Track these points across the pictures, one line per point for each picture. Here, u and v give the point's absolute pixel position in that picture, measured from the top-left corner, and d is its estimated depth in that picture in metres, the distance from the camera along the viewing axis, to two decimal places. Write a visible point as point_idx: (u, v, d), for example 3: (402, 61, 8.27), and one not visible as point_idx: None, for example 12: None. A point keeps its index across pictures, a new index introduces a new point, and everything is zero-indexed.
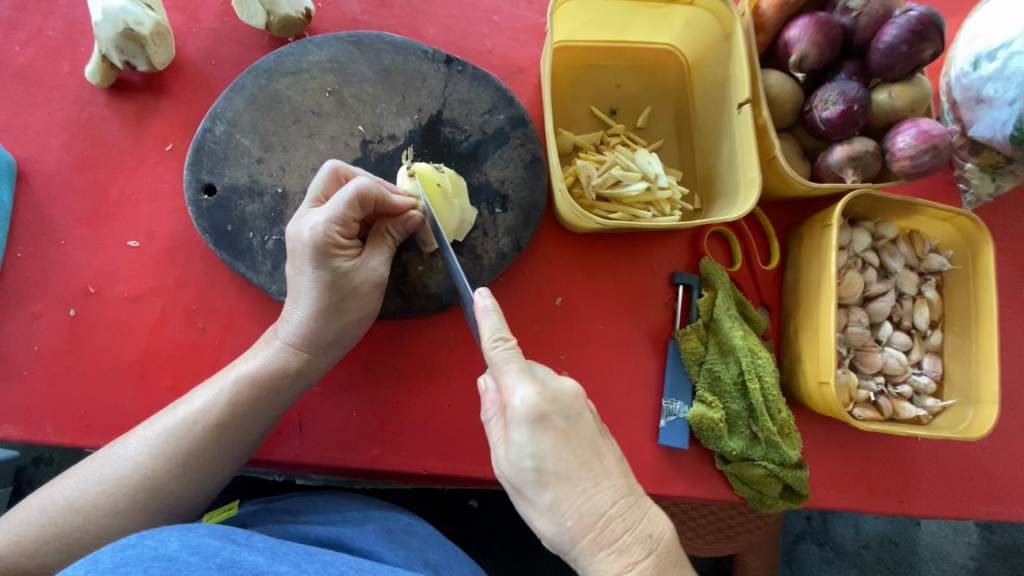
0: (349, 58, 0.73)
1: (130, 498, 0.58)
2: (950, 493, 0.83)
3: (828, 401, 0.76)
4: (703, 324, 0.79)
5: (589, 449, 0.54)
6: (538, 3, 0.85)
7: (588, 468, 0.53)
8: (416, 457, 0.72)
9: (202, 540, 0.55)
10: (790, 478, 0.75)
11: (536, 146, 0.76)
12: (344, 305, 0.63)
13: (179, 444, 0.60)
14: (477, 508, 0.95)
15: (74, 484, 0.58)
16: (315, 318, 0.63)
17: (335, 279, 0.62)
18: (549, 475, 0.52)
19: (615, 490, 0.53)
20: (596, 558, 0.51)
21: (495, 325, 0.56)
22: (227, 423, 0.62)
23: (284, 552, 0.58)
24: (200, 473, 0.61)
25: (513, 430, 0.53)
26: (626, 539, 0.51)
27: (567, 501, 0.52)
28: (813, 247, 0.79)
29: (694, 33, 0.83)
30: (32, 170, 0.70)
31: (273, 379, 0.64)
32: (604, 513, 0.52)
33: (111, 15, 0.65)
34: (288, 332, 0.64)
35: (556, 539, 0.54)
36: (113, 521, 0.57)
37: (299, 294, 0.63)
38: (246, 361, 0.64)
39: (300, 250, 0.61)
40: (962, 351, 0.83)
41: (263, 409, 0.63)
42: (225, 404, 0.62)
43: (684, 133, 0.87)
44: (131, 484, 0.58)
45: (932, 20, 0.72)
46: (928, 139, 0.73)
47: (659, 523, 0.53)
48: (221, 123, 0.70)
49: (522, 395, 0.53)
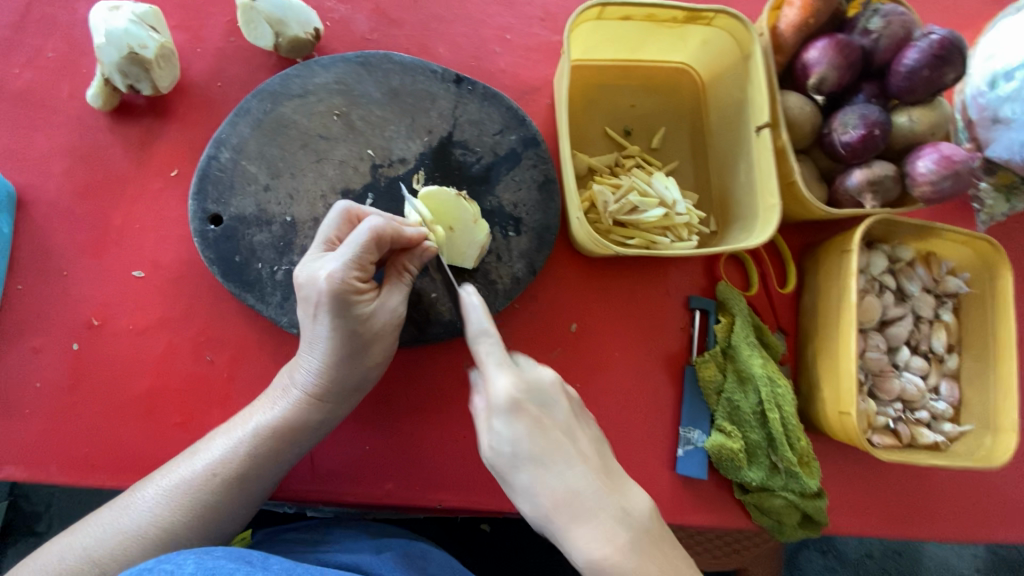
0: (357, 79, 0.71)
1: (151, 549, 0.56)
2: (966, 519, 0.83)
3: (849, 431, 0.74)
4: (721, 351, 0.77)
5: (564, 433, 0.55)
6: (551, 21, 0.83)
7: (563, 449, 0.54)
8: (431, 490, 0.70)
9: (216, 562, 0.53)
10: (810, 508, 0.74)
11: (549, 166, 0.73)
12: (365, 350, 0.62)
13: (199, 496, 0.58)
14: (488, 533, 0.93)
15: (91, 534, 0.56)
16: (332, 365, 0.61)
17: (356, 328, 0.60)
18: (524, 458, 0.53)
19: (589, 470, 0.53)
20: (574, 534, 0.51)
21: (480, 317, 0.57)
22: (246, 473, 0.60)
23: (302, 573, 0.56)
24: (221, 520, 0.60)
25: (494, 418, 0.54)
26: (600, 515, 0.52)
27: (544, 482, 0.52)
28: (833, 273, 0.78)
29: (711, 53, 0.81)
30: (32, 197, 0.68)
31: (293, 427, 0.62)
32: (578, 491, 0.52)
33: (115, 39, 0.63)
34: (305, 380, 0.62)
35: (534, 519, 0.54)
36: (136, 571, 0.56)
37: (315, 340, 0.61)
38: (263, 409, 0.63)
39: (317, 301, 0.58)
40: (979, 375, 0.82)
41: (282, 457, 0.62)
42: (245, 455, 0.60)
43: (699, 154, 0.85)
44: (153, 535, 0.56)
45: (954, 43, 0.71)
46: (950, 164, 0.71)
47: (633, 500, 0.54)
48: (226, 150, 0.68)
49: (501, 383, 0.54)
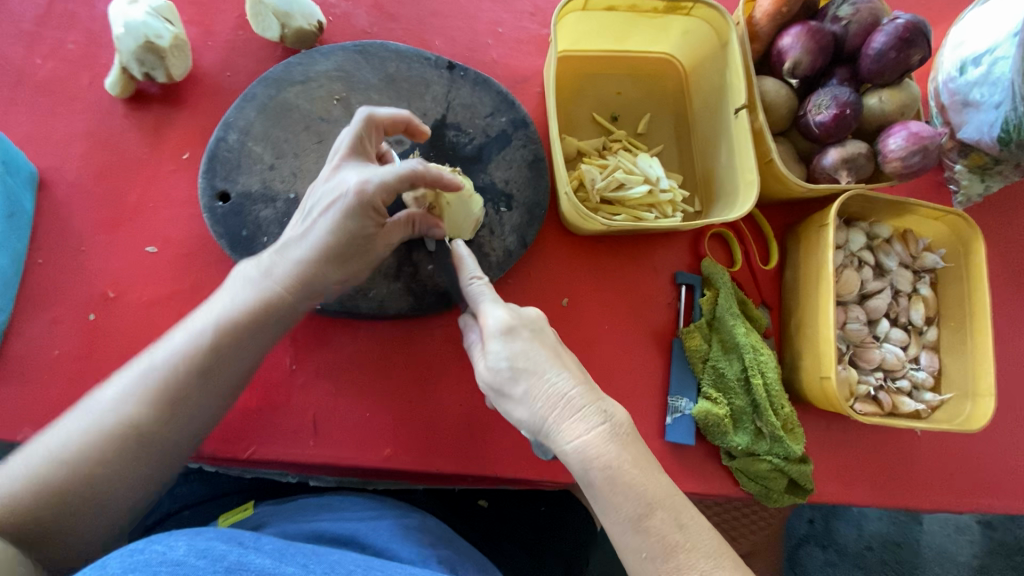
0: (356, 66, 0.76)
1: (118, 453, 0.55)
2: (950, 487, 0.85)
3: (830, 395, 0.77)
4: (706, 322, 0.81)
5: (553, 350, 0.60)
6: (541, 15, 0.88)
7: (551, 360, 0.59)
8: (428, 456, 0.73)
9: (208, 544, 0.56)
10: (795, 472, 0.77)
11: (538, 146, 0.79)
12: (350, 254, 0.62)
13: (163, 389, 0.57)
14: (486, 508, 0.95)
15: (52, 441, 0.54)
16: (314, 267, 0.61)
17: (357, 234, 0.61)
18: (519, 369, 0.58)
19: (575, 378, 0.58)
20: (563, 430, 0.56)
21: (473, 267, 0.66)
22: (212, 364, 0.59)
23: (291, 553, 0.59)
24: (188, 418, 0.59)
25: (490, 341, 0.60)
26: (585, 411, 0.56)
27: (537, 388, 0.57)
28: (811, 246, 0.82)
29: (691, 43, 0.86)
30: (52, 179, 0.72)
31: (261, 320, 0.61)
32: (566, 394, 0.57)
33: (133, 29, 0.68)
34: (276, 274, 0.61)
35: (528, 426, 0.58)
36: (108, 476, 0.55)
37: (307, 236, 0.61)
38: (227, 300, 0.61)
39: (337, 199, 0.60)
40: (957, 346, 0.85)
41: (249, 348, 0.61)
42: (207, 347, 0.58)
43: (682, 138, 0.90)
44: (114, 432, 0.55)
45: (918, 27, 0.76)
46: (918, 140, 0.76)
47: (613, 405, 0.58)
48: (233, 132, 0.72)
49: (495, 314, 0.61)
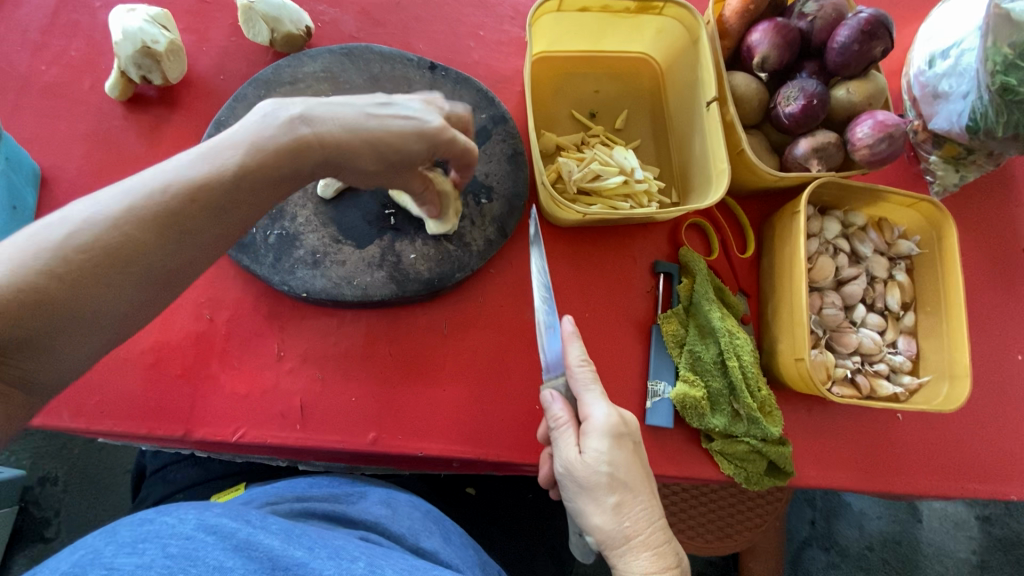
0: (342, 68, 0.80)
1: (108, 263, 0.48)
2: (933, 470, 0.86)
3: (805, 377, 0.79)
4: (683, 308, 0.83)
5: (644, 469, 0.66)
6: (520, 19, 0.92)
7: (645, 484, 0.65)
8: (412, 440, 0.75)
9: (218, 521, 0.58)
10: (774, 454, 0.78)
11: (517, 141, 0.82)
12: (397, 162, 0.59)
13: (164, 211, 0.49)
14: (474, 496, 0.98)
15: (41, 240, 0.46)
16: (354, 153, 0.57)
17: (417, 149, 0.59)
18: (618, 481, 0.63)
19: (658, 511, 0.66)
20: (639, 557, 0.63)
21: (581, 356, 0.67)
22: (228, 195, 0.53)
23: (298, 535, 0.60)
24: (194, 249, 0.53)
25: (594, 441, 0.63)
26: (662, 548, 0.64)
27: (628, 505, 0.64)
28: (784, 233, 0.84)
29: (665, 41, 0.90)
30: (54, 176, 0.76)
31: (283, 167, 0.54)
32: (652, 523, 0.64)
33: (130, 35, 0.72)
34: (313, 133, 0.55)
35: (599, 532, 0.64)
36: (93, 288, 0.47)
37: (370, 121, 0.57)
38: (254, 135, 0.53)
39: (418, 115, 0.58)
40: (934, 330, 0.86)
41: (265, 196, 0.55)
42: (229, 173, 0.52)
43: (660, 133, 0.93)
44: (110, 252, 0.48)
45: (881, 20, 0.78)
46: (884, 128, 0.78)
47: (682, 547, 0.66)
48: (224, 130, 0.75)
49: (606, 415, 0.64)
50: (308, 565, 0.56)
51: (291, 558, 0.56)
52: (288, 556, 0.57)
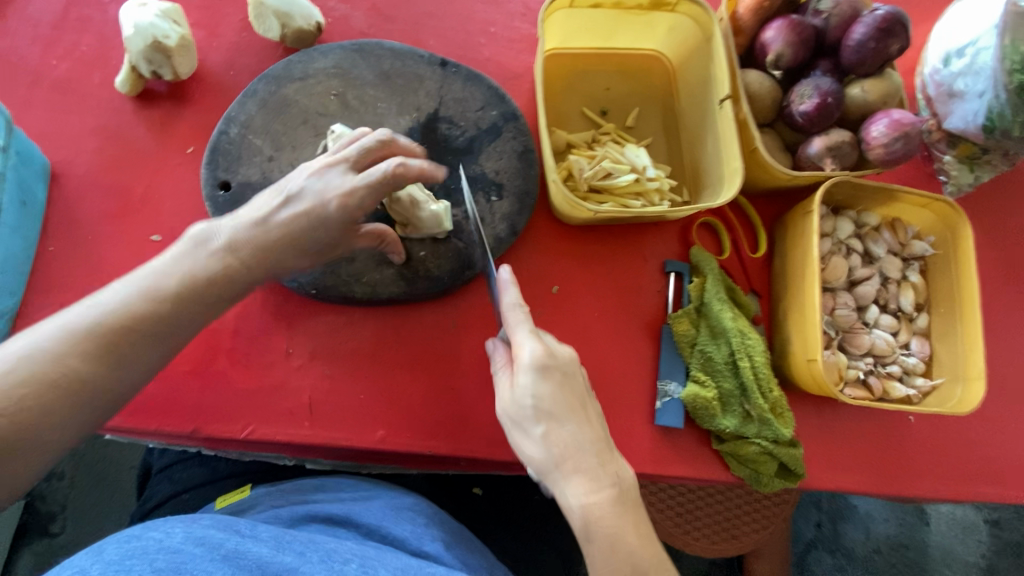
0: (352, 64, 0.79)
1: (50, 396, 0.48)
2: (946, 473, 0.85)
3: (817, 378, 0.78)
4: (694, 308, 0.82)
5: (579, 400, 0.62)
6: (531, 15, 0.91)
7: (576, 413, 0.61)
8: (420, 439, 0.75)
9: (205, 532, 0.58)
10: (785, 456, 0.78)
11: (527, 138, 0.81)
12: (317, 246, 0.61)
13: (102, 339, 0.50)
14: (481, 496, 0.98)
15: None
16: (278, 252, 0.59)
17: (326, 232, 0.60)
18: (544, 413, 0.60)
19: (594, 437, 0.61)
20: (572, 485, 0.59)
21: (514, 296, 0.65)
22: (159, 318, 0.53)
23: (288, 541, 0.61)
24: (136, 365, 0.52)
25: (519, 376, 0.61)
26: (599, 473, 0.60)
27: (556, 436, 0.60)
28: (797, 233, 0.83)
29: (678, 39, 0.89)
30: (64, 171, 0.76)
31: (210, 281, 0.56)
32: (583, 449, 0.60)
33: (142, 30, 0.72)
34: (229, 244, 0.57)
35: (534, 466, 0.61)
36: (38, 419, 0.47)
37: (273, 222, 0.59)
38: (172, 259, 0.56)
39: (314, 205, 0.59)
40: (948, 332, 0.85)
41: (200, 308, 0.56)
42: (155, 297, 0.53)
43: (671, 131, 0.92)
44: (50, 387, 0.48)
45: (897, 18, 0.77)
46: (899, 127, 0.77)
47: (624, 468, 0.62)
48: (235, 126, 0.75)
49: (531, 349, 0.61)
50: (296, 570, 0.57)
51: (282, 564, 0.58)
52: (277, 561, 0.58)
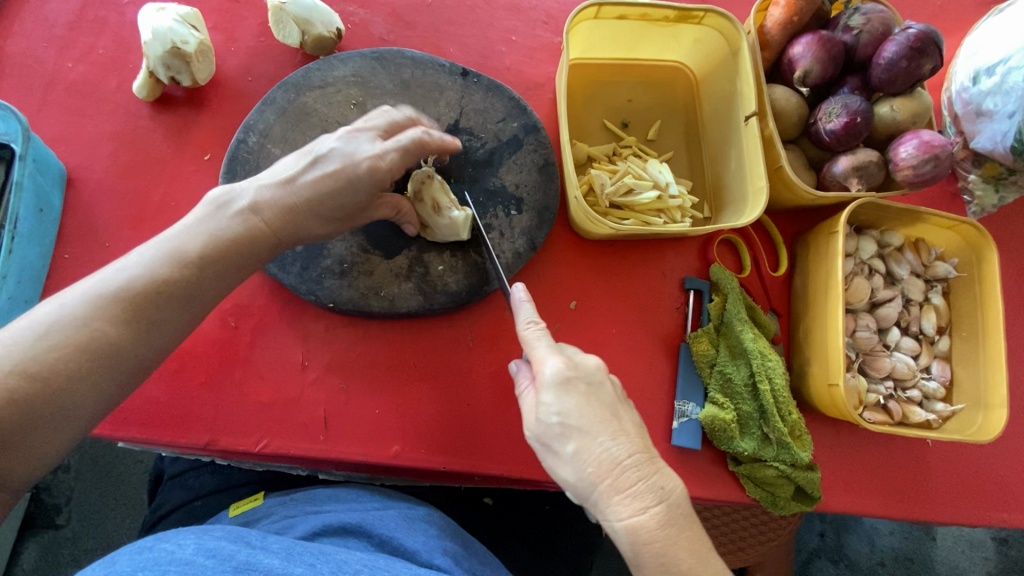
0: (372, 73, 0.78)
1: (85, 359, 0.50)
2: (963, 499, 0.84)
3: (838, 403, 0.77)
4: (714, 327, 0.81)
5: (608, 409, 0.58)
6: (553, 23, 0.90)
7: (606, 423, 0.57)
8: (435, 454, 0.74)
9: (217, 544, 0.57)
10: (802, 479, 0.77)
11: (548, 151, 0.80)
12: (343, 211, 0.63)
13: (135, 302, 0.52)
14: (491, 506, 0.98)
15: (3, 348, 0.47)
16: (307, 215, 0.61)
17: (354, 194, 0.62)
18: (571, 428, 0.57)
19: (632, 447, 0.56)
20: (613, 503, 0.55)
21: (529, 312, 0.64)
22: (187, 282, 0.55)
23: (299, 553, 0.60)
24: (166, 330, 0.54)
25: (542, 392, 0.58)
26: (643, 487, 0.55)
27: (587, 450, 0.56)
28: (821, 253, 0.82)
29: (703, 51, 0.87)
30: (79, 177, 0.75)
31: (235, 245, 0.57)
32: (621, 463, 0.55)
33: (160, 35, 0.71)
34: (261, 206, 0.59)
35: (573, 488, 0.57)
36: (72, 382, 0.49)
37: (308, 185, 0.60)
38: (197, 226, 0.57)
39: (345, 165, 0.61)
40: (969, 356, 0.84)
41: (225, 269, 0.57)
42: (182, 264, 0.55)
43: (693, 145, 0.91)
44: (82, 349, 0.49)
45: (930, 36, 0.75)
46: (929, 149, 0.75)
47: (670, 480, 0.56)
48: (253, 134, 0.74)
49: (550, 363, 0.59)
50: None
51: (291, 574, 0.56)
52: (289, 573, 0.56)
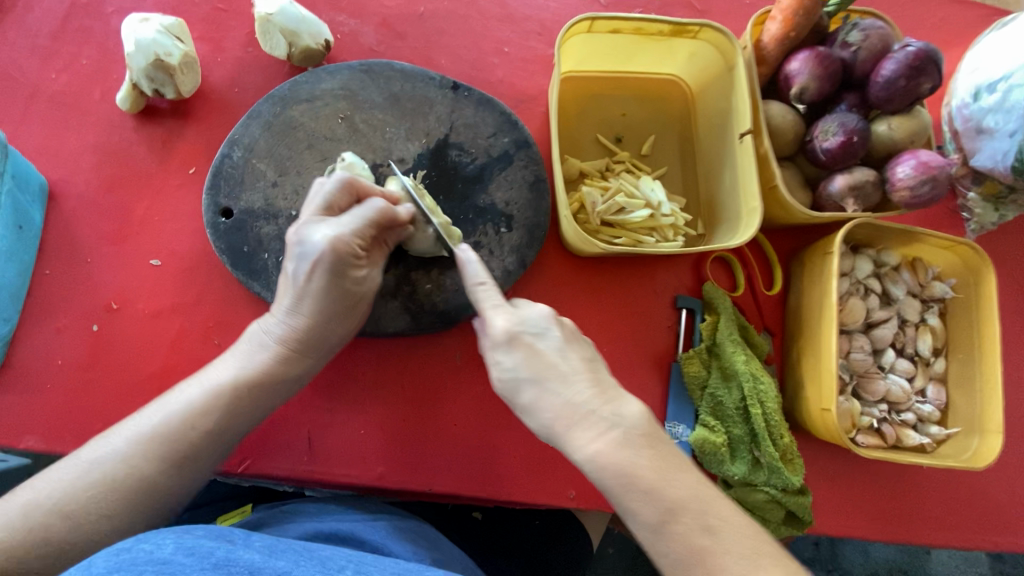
0: (360, 86, 0.77)
1: (125, 498, 0.56)
2: (957, 524, 0.83)
3: (830, 427, 0.76)
4: (706, 348, 0.80)
5: (557, 354, 0.56)
6: (547, 35, 0.88)
7: (557, 366, 0.55)
8: (421, 474, 0.73)
9: (197, 542, 0.52)
10: (793, 504, 0.75)
11: (539, 167, 0.79)
12: (346, 306, 0.65)
13: (170, 447, 0.59)
14: (480, 521, 0.97)
15: (61, 486, 0.56)
16: (320, 321, 0.64)
17: (349, 289, 0.64)
18: (523, 381, 0.55)
19: (582, 384, 0.54)
20: (574, 441, 0.53)
21: (476, 271, 0.61)
22: (220, 421, 0.61)
23: (282, 549, 0.56)
24: (199, 467, 0.61)
25: (491, 350, 0.57)
26: (596, 418, 0.53)
27: (542, 398, 0.54)
28: (815, 273, 0.81)
29: (698, 65, 0.86)
30: (62, 190, 0.74)
31: (265, 381, 0.63)
32: (574, 401, 0.54)
33: (144, 47, 0.69)
34: (281, 330, 0.64)
35: (541, 435, 0.56)
36: (108, 520, 0.56)
37: (303, 294, 0.63)
38: (231, 365, 0.64)
39: (314, 261, 0.61)
40: (965, 379, 0.83)
41: (253, 409, 0.63)
42: (212, 399, 0.61)
43: (688, 160, 0.89)
44: (122, 490, 0.56)
45: (930, 55, 0.74)
46: (927, 170, 0.74)
47: (623, 404, 0.54)
48: (238, 149, 0.73)
49: (493, 317, 0.57)
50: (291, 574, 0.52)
51: (273, 569, 0.52)
52: (270, 568, 0.52)
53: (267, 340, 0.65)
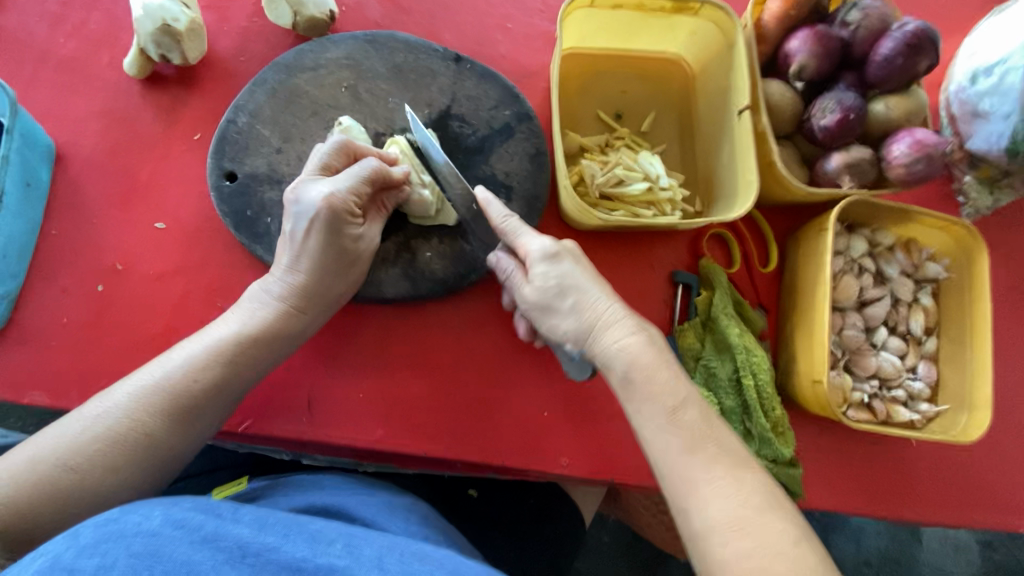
0: (365, 56, 0.78)
1: (129, 451, 0.58)
2: (945, 500, 0.84)
3: (821, 399, 0.77)
4: (700, 322, 0.81)
5: (565, 287, 0.62)
6: (550, 11, 0.89)
7: (566, 299, 0.62)
8: (419, 439, 0.74)
9: (185, 514, 0.51)
10: (783, 476, 0.76)
11: (540, 141, 0.80)
12: (344, 264, 0.67)
13: (171, 401, 0.60)
14: (476, 497, 0.98)
15: (63, 442, 0.56)
16: (320, 279, 0.66)
17: (346, 246, 0.66)
18: (539, 310, 0.64)
19: (590, 312, 0.61)
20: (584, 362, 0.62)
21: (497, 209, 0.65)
22: (223, 377, 0.63)
23: (274, 521, 0.53)
24: (201, 421, 0.62)
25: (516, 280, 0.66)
26: (597, 346, 0.60)
27: (556, 326, 0.63)
28: (810, 250, 0.82)
29: (699, 44, 0.86)
30: (69, 153, 0.75)
31: (266, 337, 0.65)
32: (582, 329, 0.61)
33: (151, 12, 0.70)
34: (280, 289, 0.66)
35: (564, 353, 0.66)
36: (112, 473, 0.57)
37: (302, 252, 0.65)
38: (231, 324, 0.65)
39: (314, 217, 0.63)
40: (957, 358, 0.84)
41: (255, 364, 0.65)
42: (214, 356, 0.62)
43: (687, 138, 0.90)
44: (124, 444, 0.57)
45: (927, 34, 0.75)
46: (922, 147, 0.75)
47: (626, 335, 0.59)
48: (243, 115, 0.74)
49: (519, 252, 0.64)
50: (279, 550, 0.50)
51: (262, 544, 0.50)
52: (258, 542, 0.50)
53: (267, 299, 0.66)
